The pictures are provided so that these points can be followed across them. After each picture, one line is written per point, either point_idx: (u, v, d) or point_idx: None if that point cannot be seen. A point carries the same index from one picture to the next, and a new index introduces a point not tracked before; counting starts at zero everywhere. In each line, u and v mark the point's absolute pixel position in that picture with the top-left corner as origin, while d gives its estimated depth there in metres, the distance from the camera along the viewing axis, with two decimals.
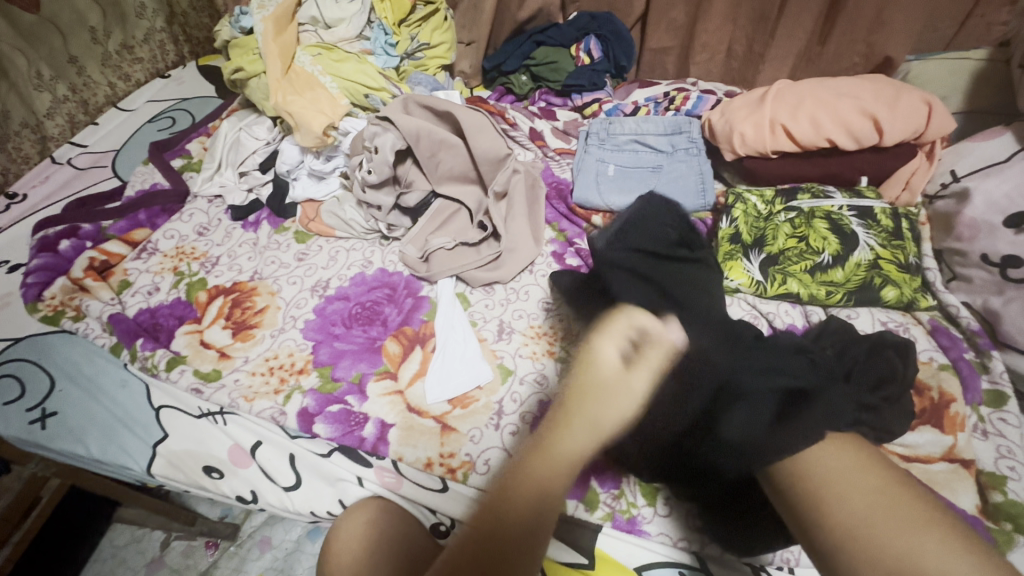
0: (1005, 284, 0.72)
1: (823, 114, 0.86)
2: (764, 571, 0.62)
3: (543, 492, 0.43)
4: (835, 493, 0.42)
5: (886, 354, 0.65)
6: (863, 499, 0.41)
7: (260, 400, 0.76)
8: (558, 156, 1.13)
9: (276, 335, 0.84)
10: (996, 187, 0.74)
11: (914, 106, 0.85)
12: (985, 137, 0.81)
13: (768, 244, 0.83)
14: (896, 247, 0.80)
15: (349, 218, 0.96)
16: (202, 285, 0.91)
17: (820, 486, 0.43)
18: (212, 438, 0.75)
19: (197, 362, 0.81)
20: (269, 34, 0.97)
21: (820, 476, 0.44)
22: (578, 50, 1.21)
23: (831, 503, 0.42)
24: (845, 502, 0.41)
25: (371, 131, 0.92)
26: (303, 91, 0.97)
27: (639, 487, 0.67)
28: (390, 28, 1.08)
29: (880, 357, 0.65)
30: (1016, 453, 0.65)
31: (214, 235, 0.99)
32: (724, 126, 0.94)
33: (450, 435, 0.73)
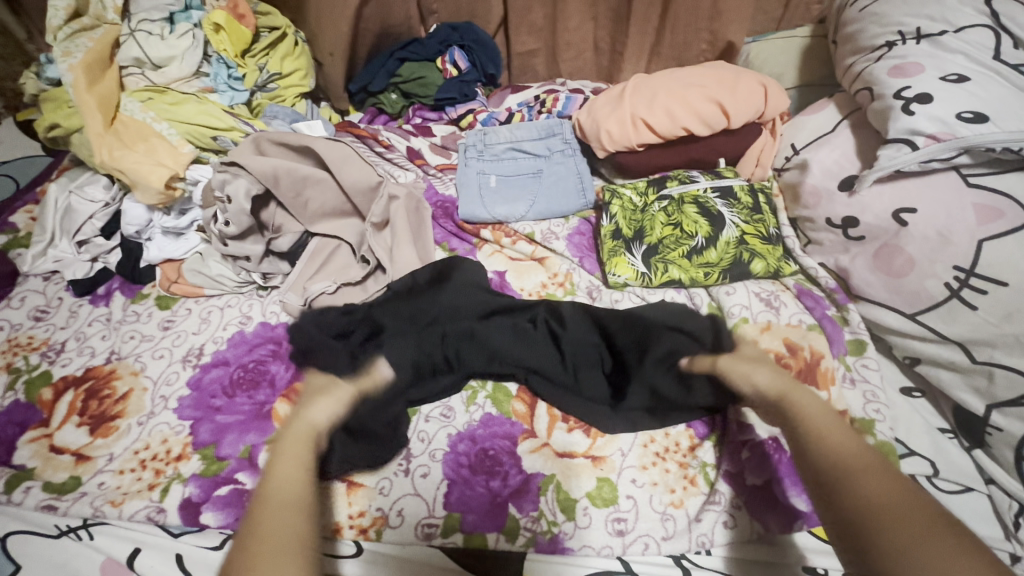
0: (849, 242, 0.78)
1: (676, 104, 0.91)
2: (685, 559, 0.64)
3: (286, 498, 0.51)
4: (849, 470, 0.49)
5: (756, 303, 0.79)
6: (872, 502, 0.46)
7: (131, 502, 0.67)
8: (439, 172, 1.09)
9: (144, 423, 0.74)
10: (827, 156, 0.82)
11: (752, 87, 0.91)
12: (814, 111, 0.89)
13: (647, 235, 0.87)
14: (757, 221, 0.86)
15: (215, 274, 0.88)
16: (45, 379, 0.79)
17: (830, 474, 0.50)
18: (76, 558, 0.64)
19: (49, 473, 0.70)
20: (80, 84, 0.86)
21: (827, 460, 0.51)
22: (444, 62, 1.18)
23: (841, 488, 0.49)
24: (862, 489, 0.47)
25: (219, 180, 0.84)
26: (134, 143, 0.87)
27: (558, 504, 0.66)
28: (232, 60, 0.99)
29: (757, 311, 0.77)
30: (879, 396, 0.72)
31: (56, 317, 0.86)
32: (592, 125, 0.96)
33: (356, 492, 0.68)
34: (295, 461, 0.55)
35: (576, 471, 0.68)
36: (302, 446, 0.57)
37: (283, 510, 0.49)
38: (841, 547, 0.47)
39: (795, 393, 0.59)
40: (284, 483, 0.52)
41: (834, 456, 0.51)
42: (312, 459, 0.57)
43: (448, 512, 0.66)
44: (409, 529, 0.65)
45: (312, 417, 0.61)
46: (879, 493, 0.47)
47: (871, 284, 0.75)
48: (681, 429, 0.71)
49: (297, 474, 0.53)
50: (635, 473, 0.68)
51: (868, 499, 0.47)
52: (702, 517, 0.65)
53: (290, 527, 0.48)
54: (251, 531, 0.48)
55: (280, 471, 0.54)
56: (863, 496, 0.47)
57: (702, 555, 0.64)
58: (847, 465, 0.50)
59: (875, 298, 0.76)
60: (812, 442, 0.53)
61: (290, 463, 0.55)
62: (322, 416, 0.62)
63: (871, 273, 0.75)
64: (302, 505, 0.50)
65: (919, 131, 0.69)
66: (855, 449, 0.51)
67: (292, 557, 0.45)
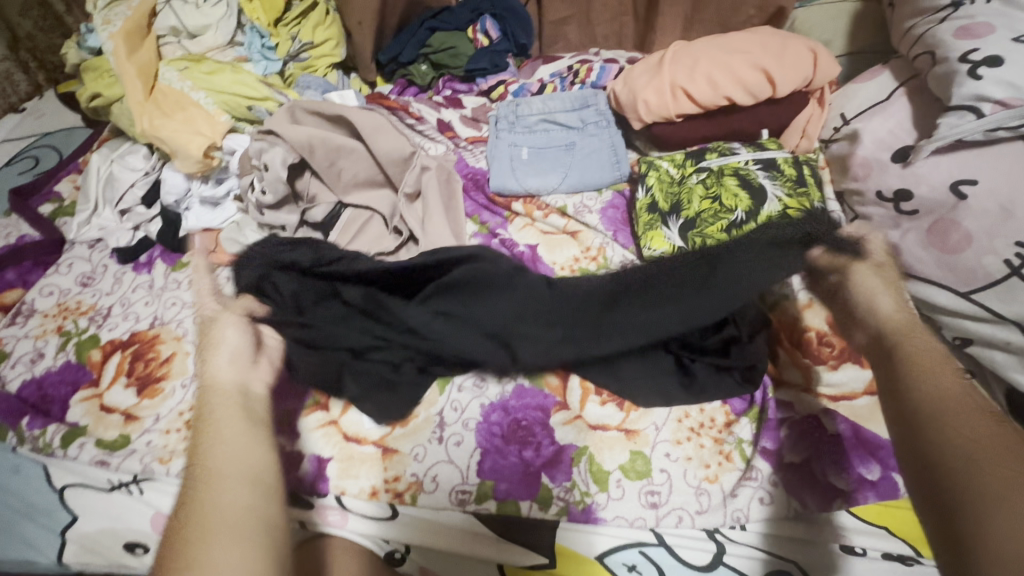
0: (900, 217, 0.73)
1: (718, 72, 0.87)
2: (718, 533, 0.63)
3: (243, 479, 0.53)
4: (943, 412, 0.48)
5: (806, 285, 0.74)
6: (973, 447, 0.45)
7: (178, 460, 0.69)
8: (470, 145, 1.08)
9: (188, 385, 0.76)
10: (880, 126, 0.78)
11: (800, 54, 0.87)
12: (866, 79, 0.85)
13: (685, 209, 0.84)
14: (801, 195, 0.82)
15: (252, 244, 0.88)
16: (93, 343, 0.82)
17: (938, 414, 0.48)
18: (129, 511, 0.68)
19: (99, 431, 0.73)
20: (121, 53, 0.88)
21: (931, 399, 0.49)
22: (475, 32, 1.16)
23: (939, 429, 0.47)
24: (963, 436, 0.46)
25: (255, 148, 0.86)
26: (173, 112, 0.88)
27: (591, 475, 0.66)
28: (265, 30, 1.00)
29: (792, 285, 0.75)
30: None
31: (101, 283, 0.89)
32: (628, 95, 0.93)
33: (392, 458, 0.69)
34: (227, 426, 0.57)
35: (609, 444, 0.68)
36: (234, 412, 0.58)
37: (236, 484, 0.52)
38: (916, 481, 0.47)
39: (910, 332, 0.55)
40: (229, 452, 0.54)
41: (937, 394, 0.49)
42: (256, 429, 0.58)
43: (481, 480, 0.67)
44: (443, 494, 0.66)
45: (220, 377, 0.62)
46: (978, 443, 0.45)
47: (924, 261, 0.71)
48: (716, 405, 0.70)
49: (242, 440, 0.55)
50: (669, 448, 0.67)
51: (971, 446, 0.45)
52: (738, 492, 0.64)
53: (248, 498, 0.52)
54: (203, 508, 0.50)
55: (225, 445, 0.55)
56: (965, 443, 0.45)
57: (736, 530, 0.63)
58: (948, 403, 0.48)
59: (926, 276, 0.71)
60: (909, 375, 0.52)
61: (226, 428, 0.56)
62: (229, 380, 0.62)
63: (923, 250, 0.71)
64: (263, 505, 0.52)
65: (986, 97, 0.65)
66: (955, 392, 0.49)
67: (255, 527, 0.50)
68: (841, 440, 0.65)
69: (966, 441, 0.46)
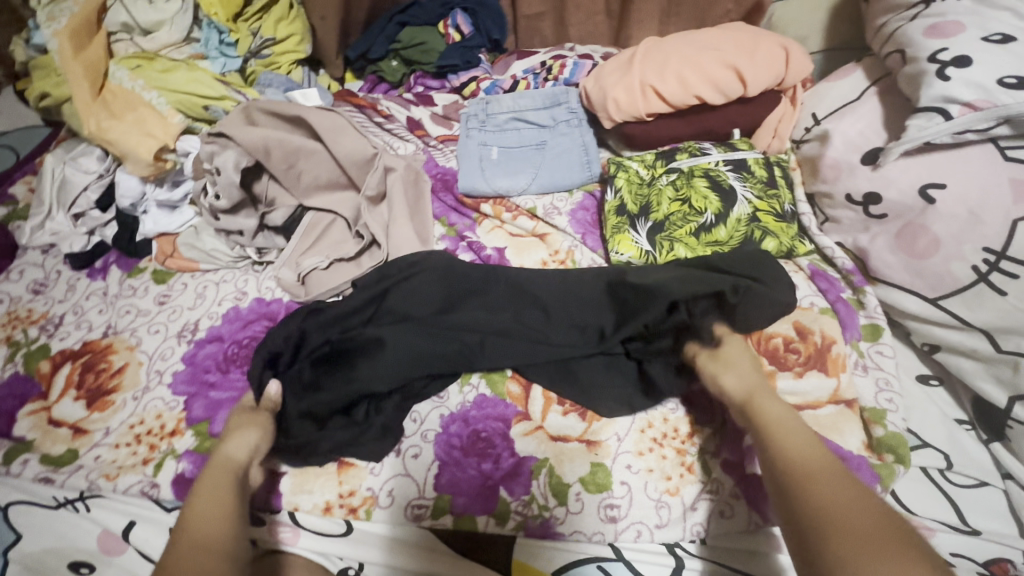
0: (869, 221, 0.72)
1: (688, 70, 0.85)
2: (678, 547, 0.63)
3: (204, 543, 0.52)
4: (810, 475, 0.51)
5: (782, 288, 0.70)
6: (830, 504, 0.48)
7: (125, 476, 0.67)
8: (440, 144, 1.05)
9: (139, 397, 0.74)
10: (851, 126, 0.76)
11: (772, 51, 0.85)
12: (839, 77, 0.83)
13: (653, 212, 0.82)
14: (771, 197, 0.81)
15: (210, 249, 0.86)
16: (43, 353, 0.79)
17: (799, 474, 0.51)
18: (76, 529, 0.66)
19: (47, 446, 0.71)
20: (67, 51, 0.85)
21: (790, 461, 0.53)
22: (447, 27, 1.12)
23: (805, 489, 0.50)
24: (824, 495, 0.49)
25: (207, 151, 0.83)
26: (123, 113, 0.85)
27: (550, 489, 0.65)
28: (223, 25, 0.96)
29: (775, 285, 0.70)
30: (893, 384, 0.68)
31: (54, 290, 0.86)
32: (598, 93, 0.91)
33: (348, 471, 0.67)
34: (214, 497, 0.56)
35: (570, 455, 0.66)
36: (225, 484, 0.58)
37: (201, 552, 0.52)
38: (795, 543, 0.48)
39: (760, 403, 0.60)
40: (203, 526, 0.54)
41: (793, 455, 0.53)
42: (238, 497, 0.58)
43: (438, 494, 0.65)
44: (399, 509, 0.65)
45: (236, 449, 0.61)
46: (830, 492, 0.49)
47: (891, 265, 0.70)
48: (680, 415, 0.69)
49: (218, 515, 0.55)
50: (631, 459, 0.66)
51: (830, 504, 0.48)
52: (698, 506, 0.63)
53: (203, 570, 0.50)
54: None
55: (198, 509, 0.55)
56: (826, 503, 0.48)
57: (696, 543, 0.63)
58: (803, 464, 0.52)
59: (893, 280, 0.71)
60: (773, 456, 0.54)
61: (212, 497, 0.56)
62: (245, 448, 0.62)
63: (891, 253, 0.70)
64: (224, 554, 0.52)
65: (955, 98, 0.63)
66: (813, 453, 0.53)
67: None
68: None
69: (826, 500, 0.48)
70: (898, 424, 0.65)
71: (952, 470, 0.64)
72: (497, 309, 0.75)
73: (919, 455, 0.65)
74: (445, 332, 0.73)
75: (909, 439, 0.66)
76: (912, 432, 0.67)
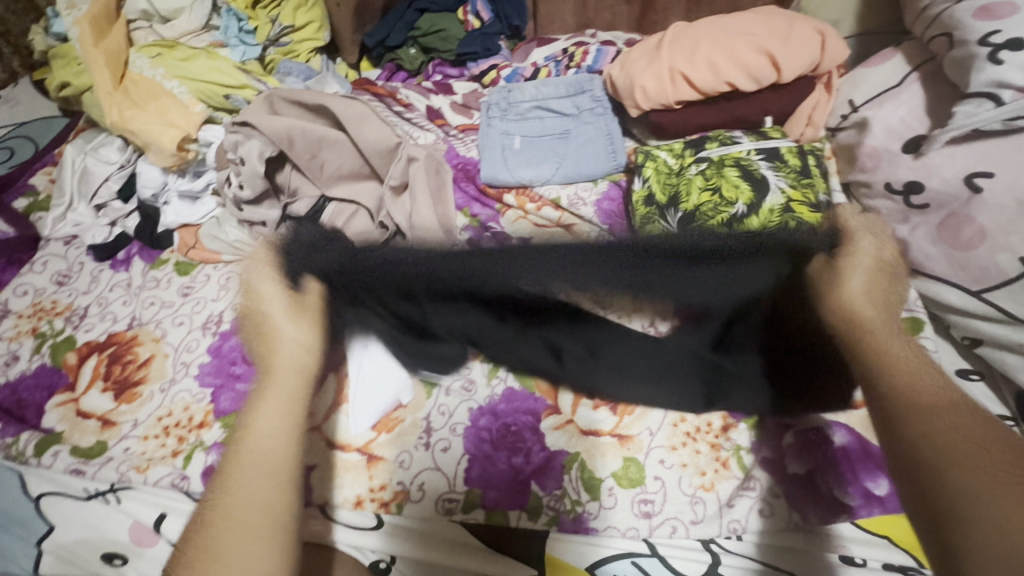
0: (908, 211, 0.70)
1: (720, 56, 0.82)
2: (714, 543, 0.61)
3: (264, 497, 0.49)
4: (935, 403, 0.48)
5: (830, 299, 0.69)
6: (947, 436, 0.45)
7: (155, 468, 0.68)
8: (461, 134, 1.03)
9: (167, 389, 0.74)
10: (892, 113, 0.73)
11: (807, 36, 0.82)
12: (877, 62, 0.80)
13: (683, 202, 0.80)
14: (805, 186, 0.78)
15: (234, 240, 0.85)
16: (70, 345, 0.79)
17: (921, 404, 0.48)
18: (106, 520, 0.65)
19: (76, 438, 0.71)
20: (87, 39, 0.84)
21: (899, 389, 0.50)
22: (466, 13, 1.10)
23: (928, 413, 0.47)
24: (937, 425, 0.46)
25: (231, 141, 0.82)
26: (145, 103, 0.84)
27: (582, 484, 0.64)
28: (242, 13, 0.96)
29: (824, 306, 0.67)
30: None
31: (78, 282, 0.86)
32: (625, 80, 0.89)
33: (377, 465, 0.67)
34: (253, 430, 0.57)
35: (601, 450, 0.66)
36: (297, 404, 0.55)
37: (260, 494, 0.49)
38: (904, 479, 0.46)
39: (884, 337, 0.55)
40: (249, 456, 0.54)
41: (908, 377, 0.51)
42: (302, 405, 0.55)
43: (468, 488, 0.64)
44: (430, 503, 0.64)
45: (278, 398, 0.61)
46: (944, 424, 0.46)
47: (933, 257, 0.68)
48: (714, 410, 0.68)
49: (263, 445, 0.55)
50: (663, 454, 0.65)
51: (951, 436, 0.45)
52: (735, 503, 0.62)
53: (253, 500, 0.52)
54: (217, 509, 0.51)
55: (253, 447, 0.52)
56: (947, 437, 0.45)
57: (732, 541, 0.61)
58: (919, 394, 0.49)
59: (935, 273, 0.68)
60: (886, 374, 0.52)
61: (277, 429, 0.53)
62: (299, 341, 0.58)
63: (932, 245, 0.68)
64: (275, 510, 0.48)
65: (1006, 83, 0.60)
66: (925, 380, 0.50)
67: (258, 543, 0.46)
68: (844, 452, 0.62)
69: (949, 431, 0.46)
70: None
71: None
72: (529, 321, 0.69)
73: None
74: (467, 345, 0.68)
75: None
76: None
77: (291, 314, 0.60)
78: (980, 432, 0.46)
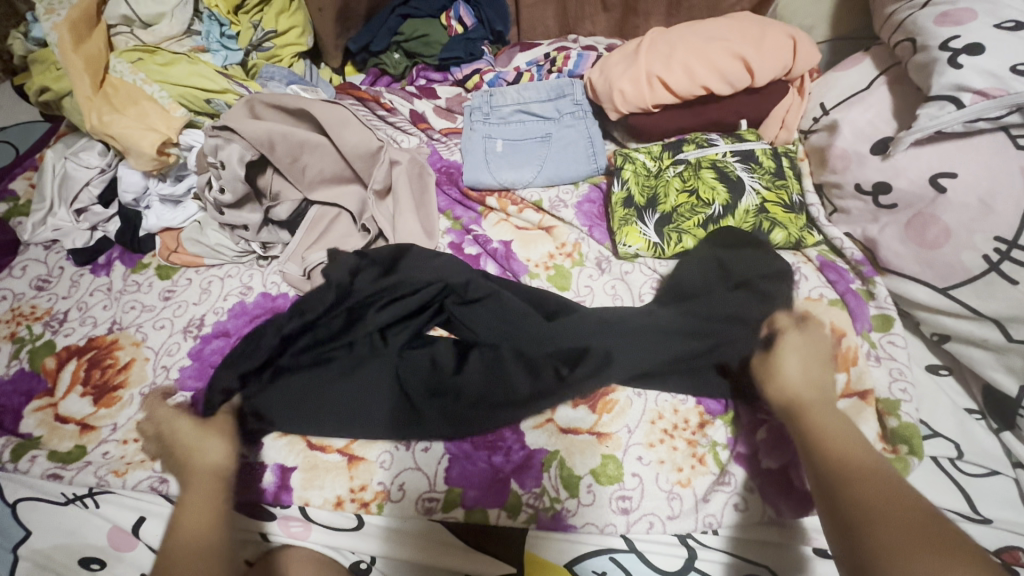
0: (878, 211, 0.72)
1: (695, 61, 0.84)
2: (690, 538, 0.63)
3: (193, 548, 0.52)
4: (858, 473, 0.49)
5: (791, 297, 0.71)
6: (864, 497, 0.47)
7: (134, 472, 0.66)
8: (444, 137, 1.04)
9: (147, 393, 0.74)
10: (860, 116, 0.75)
11: (780, 41, 0.84)
12: (847, 67, 0.82)
13: (661, 203, 0.82)
14: (779, 187, 0.80)
15: (215, 244, 0.85)
16: (48, 349, 0.79)
17: (848, 472, 0.49)
18: (85, 525, 0.66)
19: (54, 443, 0.71)
20: (66, 44, 0.84)
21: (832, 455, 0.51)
22: (449, 19, 1.11)
23: (844, 483, 0.48)
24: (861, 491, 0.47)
25: (210, 145, 0.82)
26: (125, 107, 0.84)
27: (561, 481, 0.64)
28: (224, 17, 0.96)
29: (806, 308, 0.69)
30: (906, 375, 0.68)
31: (58, 286, 0.85)
32: (604, 84, 0.90)
33: (358, 466, 0.67)
34: (204, 502, 0.57)
35: (580, 447, 0.66)
36: (212, 486, 0.59)
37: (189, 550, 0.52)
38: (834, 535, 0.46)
39: (819, 410, 0.57)
40: (196, 533, 0.54)
41: (840, 452, 0.52)
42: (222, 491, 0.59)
43: (449, 487, 0.65)
44: (410, 503, 0.64)
45: (211, 457, 0.62)
46: (864, 486, 0.47)
47: (901, 256, 0.70)
48: (690, 406, 0.69)
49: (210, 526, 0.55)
50: (642, 450, 0.66)
51: (873, 498, 0.46)
52: (711, 497, 0.63)
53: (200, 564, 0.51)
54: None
55: (187, 514, 0.56)
56: (866, 497, 0.46)
57: (708, 535, 0.62)
58: (850, 465, 0.50)
59: (905, 271, 0.70)
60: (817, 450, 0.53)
61: (202, 498, 0.58)
62: (217, 453, 0.62)
63: (900, 244, 0.70)
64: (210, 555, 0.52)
65: (966, 86, 0.62)
66: (857, 453, 0.51)
67: None
68: None
69: (869, 496, 0.47)
70: (911, 415, 0.65)
71: (963, 460, 0.64)
72: (497, 333, 0.73)
73: (929, 445, 0.65)
74: (440, 357, 0.71)
75: (921, 429, 0.66)
76: (922, 422, 0.67)
77: (204, 431, 0.64)
78: (891, 500, 0.46)
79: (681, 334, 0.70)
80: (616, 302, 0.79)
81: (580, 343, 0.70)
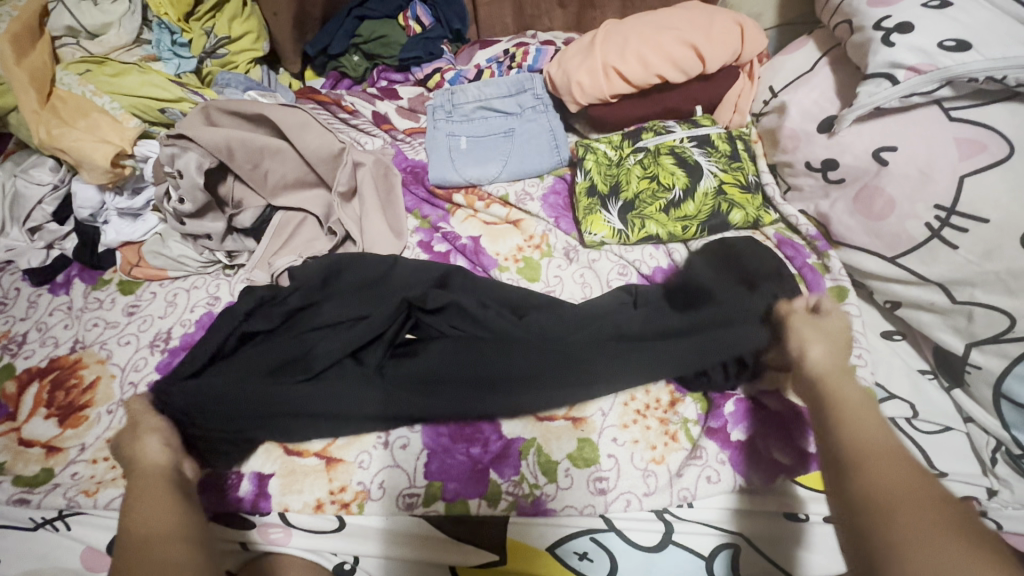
0: (828, 186, 0.75)
1: (648, 50, 0.86)
2: (666, 512, 0.64)
3: (148, 534, 0.47)
4: (867, 454, 0.43)
5: (765, 283, 0.71)
6: (881, 484, 0.40)
7: (105, 490, 0.65)
8: (408, 137, 1.03)
9: (115, 410, 0.72)
10: (806, 97, 0.78)
11: (728, 27, 0.87)
12: (792, 51, 0.86)
13: (623, 191, 0.84)
14: (735, 169, 0.83)
15: (178, 255, 0.84)
16: (8, 373, 0.76)
17: (859, 457, 0.43)
18: (56, 549, 0.64)
19: (19, 467, 0.69)
20: (8, 58, 0.81)
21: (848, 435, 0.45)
22: (406, 19, 1.11)
23: (854, 469, 0.42)
24: (880, 481, 0.40)
25: (167, 154, 0.80)
26: (74, 120, 0.82)
27: (539, 467, 0.66)
28: (174, 25, 0.95)
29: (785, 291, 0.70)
30: (860, 341, 0.71)
31: (15, 309, 0.83)
32: (562, 77, 0.92)
33: (337, 467, 0.67)
34: (151, 494, 0.52)
35: (557, 432, 0.68)
36: (155, 482, 0.53)
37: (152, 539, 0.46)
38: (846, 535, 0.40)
39: (837, 380, 0.51)
40: (145, 515, 0.49)
41: (857, 432, 0.45)
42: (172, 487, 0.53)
43: (428, 481, 0.65)
44: (391, 501, 0.65)
45: (150, 456, 0.57)
46: (883, 471, 0.41)
47: (852, 229, 0.73)
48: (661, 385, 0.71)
49: (164, 507, 0.50)
50: (616, 432, 0.67)
51: (888, 490, 0.40)
52: (684, 471, 0.65)
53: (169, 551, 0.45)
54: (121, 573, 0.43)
55: (138, 510, 0.50)
56: (880, 488, 0.40)
57: (684, 508, 0.64)
58: (868, 446, 0.43)
59: (855, 243, 0.74)
60: (835, 422, 0.47)
61: (146, 494, 0.51)
62: (158, 453, 0.58)
63: (850, 217, 0.73)
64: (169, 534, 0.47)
65: (899, 64, 0.65)
66: (876, 433, 0.44)
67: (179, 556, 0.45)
68: (780, 416, 0.66)
69: (878, 482, 0.40)
70: (867, 378, 0.68)
71: (918, 418, 0.68)
72: (472, 330, 0.73)
73: (886, 407, 0.69)
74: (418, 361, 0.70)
75: (877, 391, 0.69)
76: (878, 384, 0.70)
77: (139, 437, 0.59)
78: (909, 482, 0.40)
79: (646, 323, 0.72)
80: (585, 290, 0.81)
81: (550, 340, 0.71)
